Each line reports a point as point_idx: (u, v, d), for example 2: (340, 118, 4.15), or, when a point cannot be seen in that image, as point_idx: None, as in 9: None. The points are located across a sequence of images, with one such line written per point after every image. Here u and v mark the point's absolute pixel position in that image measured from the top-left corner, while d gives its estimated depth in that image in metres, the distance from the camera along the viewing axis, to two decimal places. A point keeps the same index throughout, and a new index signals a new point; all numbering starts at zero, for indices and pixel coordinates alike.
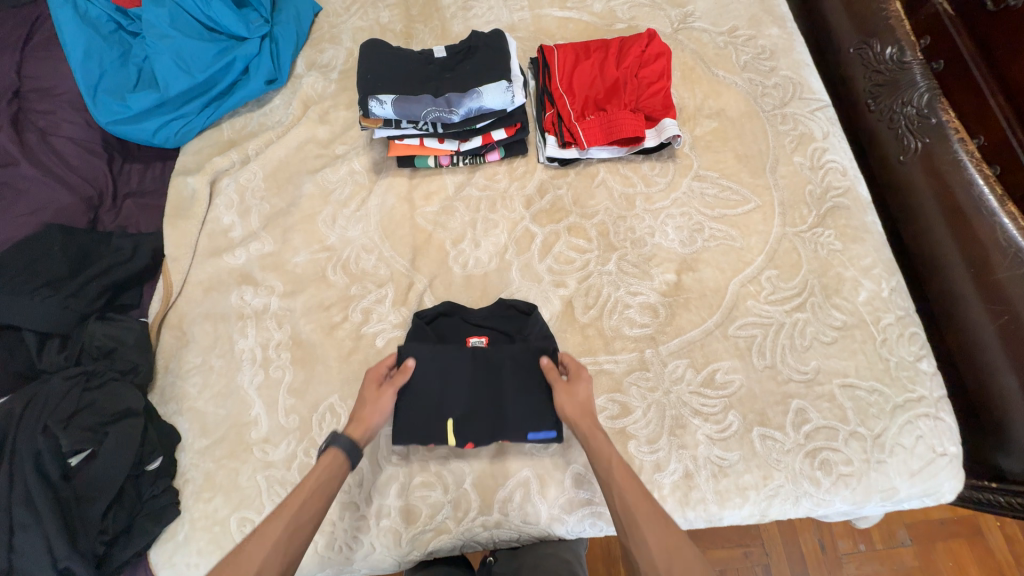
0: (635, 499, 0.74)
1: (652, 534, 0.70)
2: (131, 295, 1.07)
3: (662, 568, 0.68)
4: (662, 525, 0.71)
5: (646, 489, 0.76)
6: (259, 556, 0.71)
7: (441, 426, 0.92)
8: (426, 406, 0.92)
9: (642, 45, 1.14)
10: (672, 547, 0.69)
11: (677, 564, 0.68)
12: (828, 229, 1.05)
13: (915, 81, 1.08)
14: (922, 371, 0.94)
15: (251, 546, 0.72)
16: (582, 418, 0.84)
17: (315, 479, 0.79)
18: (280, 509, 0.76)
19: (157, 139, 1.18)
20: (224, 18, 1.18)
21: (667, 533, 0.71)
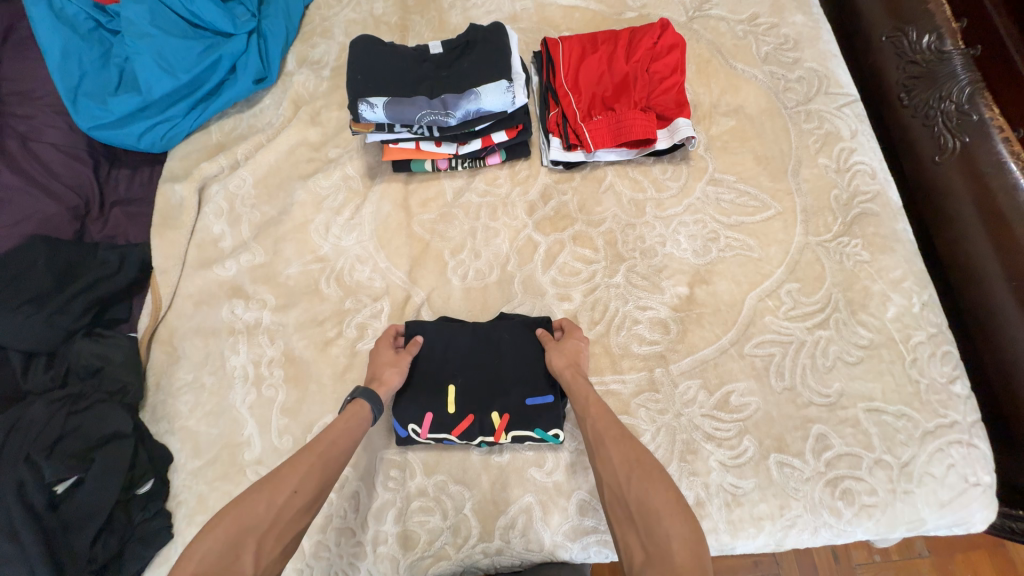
0: (603, 424, 0.75)
1: (617, 450, 0.70)
2: (120, 309, 1.04)
3: (624, 480, 0.66)
4: (628, 443, 0.71)
5: (618, 416, 0.76)
6: (294, 479, 0.69)
7: (440, 408, 0.89)
8: (425, 387, 0.91)
9: (654, 36, 1.05)
10: (634, 460, 0.68)
11: (638, 474, 0.66)
12: (855, 238, 0.97)
13: (955, 74, 0.99)
14: (956, 395, 0.87)
15: (286, 471, 0.70)
16: (572, 367, 0.85)
17: (339, 420, 0.78)
18: (311, 445, 0.74)
19: (143, 144, 1.13)
20: (208, 14, 1.12)
21: (631, 447, 0.70)
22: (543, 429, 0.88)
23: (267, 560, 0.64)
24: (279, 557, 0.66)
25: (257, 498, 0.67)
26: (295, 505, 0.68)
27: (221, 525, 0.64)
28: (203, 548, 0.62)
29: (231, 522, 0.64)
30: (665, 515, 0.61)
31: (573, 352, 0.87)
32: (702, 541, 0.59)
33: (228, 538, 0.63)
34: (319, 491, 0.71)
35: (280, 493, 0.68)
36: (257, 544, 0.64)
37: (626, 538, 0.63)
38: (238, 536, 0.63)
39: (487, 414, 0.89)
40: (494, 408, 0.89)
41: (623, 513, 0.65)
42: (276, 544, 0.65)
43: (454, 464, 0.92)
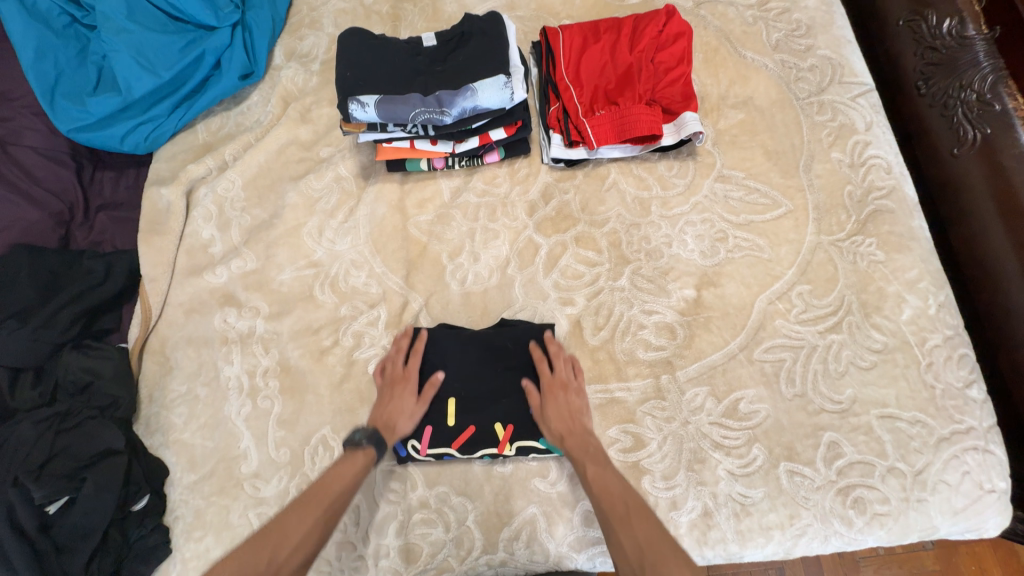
0: (607, 498, 0.74)
1: (627, 534, 0.70)
2: (109, 319, 1.01)
3: (638, 565, 0.67)
4: (637, 522, 0.71)
5: (624, 487, 0.76)
6: (296, 535, 0.72)
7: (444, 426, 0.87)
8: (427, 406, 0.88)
9: (659, 24, 1.00)
10: (645, 545, 0.68)
11: (652, 557, 0.67)
12: (870, 237, 0.93)
13: (976, 61, 0.94)
14: (972, 399, 0.84)
15: (288, 525, 0.73)
16: (571, 436, 0.82)
17: (336, 472, 0.79)
18: (312, 499, 0.76)
19: (126, 146, 1.08)
20: (189, 6, 1.07)
21: (640, 529, 0.70)
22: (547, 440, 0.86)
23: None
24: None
25: (259, 554, 0.70)
26: (293, 562, 0.70)
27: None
28: None
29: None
30: None
31: (569, 417, 0.84)
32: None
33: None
34: (315, 547, 0.72)
35: (281, 549, 0.71)
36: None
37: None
38: None
39: (490, 423, 0.87)
40: (499, 418, 0.87)
41: None
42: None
43: (456, 476, 0.89)
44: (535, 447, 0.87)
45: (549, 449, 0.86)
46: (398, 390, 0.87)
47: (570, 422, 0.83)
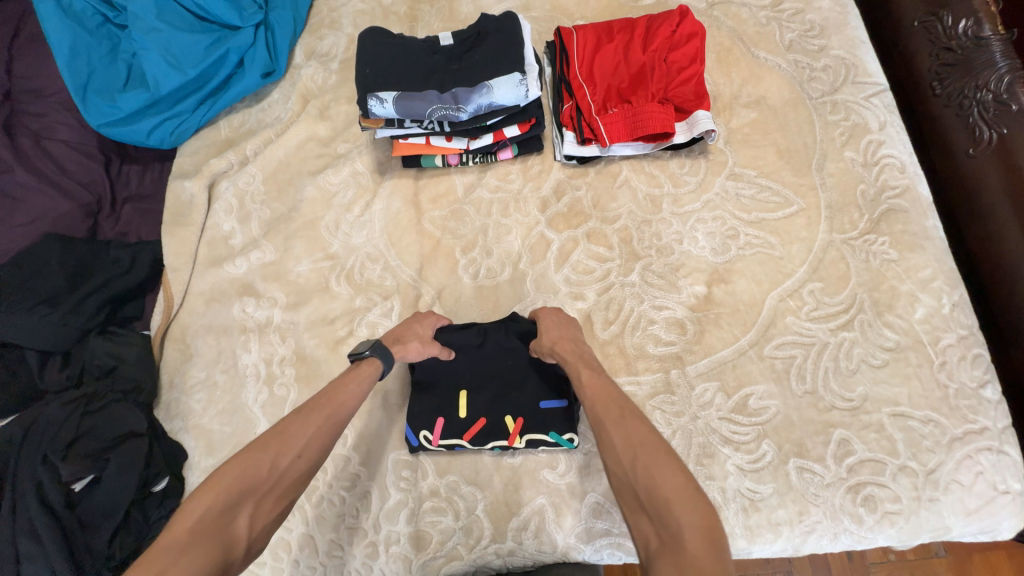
0: (599, 398, 0.69)
1: (618, 432, 0.64)
2: (133, 306, 1.04)
3: (628, 465, 0.61)
4: (630, 422, 0.64)
5: (617, 390, 0.70)
6: (302, 441, 0.67)
7: (455, 418, 0.89)
8: (438, 399, 0.90)
9: (673, 24, 1.01)
10: (636, 444, 0.61)
11: (643, 457, 0.60)
12: (882, 235, 0.93)
13: (993, 62, 0.94)
14: (986, 400, 0.84)
15: (290, 430, 0.68)
16: (562, 342, 0.80)
17: (343, 380, 0.75)
18: (317, 405, 0.71)
19: (152, 140, 1.12)
20: (215, 7, 1.11)
21: (632, 428, 0.63)
22: (557, 433, 0.87)
23: (261, 523, 0.63)
24: (271, 523, 0.64)
25: (262, 456, 0.65)
26: (298, 470, 0.66)
27: (221, 485, 0.61)
28: (199, 509, 0.59)
29: (232, 483, 0.62)
30: (675, 502, 0.55)
31: (562, 326, 0.84)
32: (717, 518, 0.54)
33: (229, 493, 0.61)
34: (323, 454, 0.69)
35: (285, 455, 0.65)
36: (254, 506, 0.62)
37: (641, 523, 0.57)
38: (239, 496, 0.62)
39: (500, 416, 0.89)
40: (508, 411, 0.89)
41: (631, 497, 0.59)
42: (273, 507, 0.64)
43: (467, 465, 0.91)
44: (545, 440, 0.88)
45: (558, 442, 0.87)
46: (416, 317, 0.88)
47: (563, 331, 0.83)
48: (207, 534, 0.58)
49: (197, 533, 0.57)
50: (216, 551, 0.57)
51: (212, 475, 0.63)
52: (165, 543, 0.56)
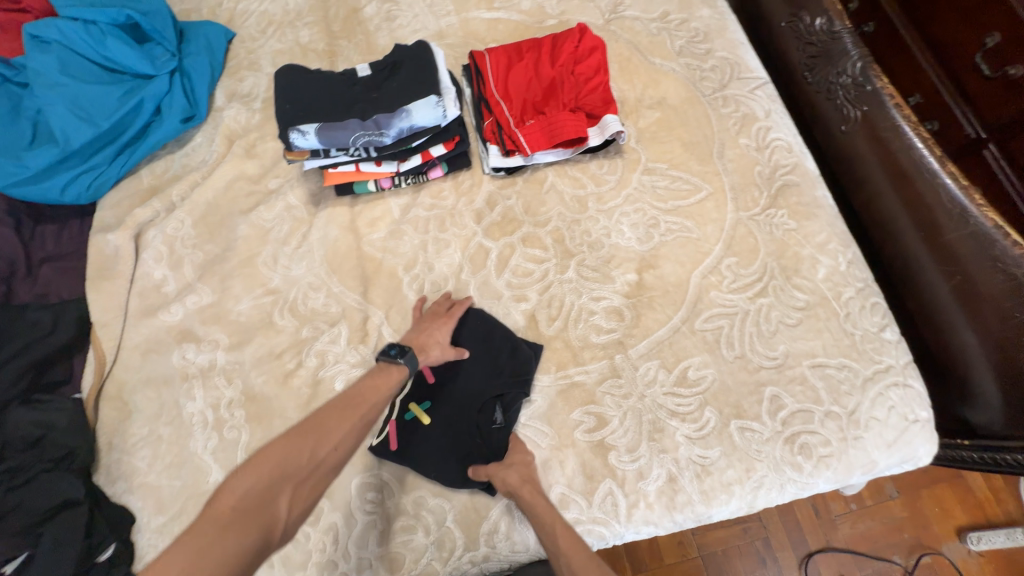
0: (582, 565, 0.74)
1: None
2: (61, 370, 0.98)
3: None
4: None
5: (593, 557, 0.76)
6: (337, 435, 0.73)
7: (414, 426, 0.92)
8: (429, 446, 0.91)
9: (575, 40, 1.10)
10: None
11: None
12: (781, 209, 1.04)
13: (847, 51, 1.09)
14: (887, 341, 0.94)
15: (328, 424, 0.74)
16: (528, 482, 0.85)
17: (372, 384, 0.80)
18: (349, 404, 0.77)
19: (68, 197, 1.08)
20: (124, 57, 1.10)
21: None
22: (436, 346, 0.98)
23: (299, 506, 0.69)
24: (308, 504, 0.70)
25: (298, 448, 0.70)
26: (330, 464, 0.72)
27: (255, 473, 0.67)
28: (240, 488, 0.66)
29: (274, 465, 0.68)
30: None
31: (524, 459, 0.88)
32: None
33: (271, 477, 0.67)
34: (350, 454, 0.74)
35: (322, 445, 0.71)
36: (293, 489, 0.68)
37: None
38: (276, 479, 0.68)
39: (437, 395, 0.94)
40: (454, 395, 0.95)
41: None
42: (309, 494, 0.70)
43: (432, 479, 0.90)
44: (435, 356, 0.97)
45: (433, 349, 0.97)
46: (437, 325, 0.93)
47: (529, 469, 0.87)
48: (254, 509, 0.64)
49: (228, 522, 0.62)
50: (264, 529, 0.63)
51: (253, 458, 0.69)
52: (220, 510, 0.64)
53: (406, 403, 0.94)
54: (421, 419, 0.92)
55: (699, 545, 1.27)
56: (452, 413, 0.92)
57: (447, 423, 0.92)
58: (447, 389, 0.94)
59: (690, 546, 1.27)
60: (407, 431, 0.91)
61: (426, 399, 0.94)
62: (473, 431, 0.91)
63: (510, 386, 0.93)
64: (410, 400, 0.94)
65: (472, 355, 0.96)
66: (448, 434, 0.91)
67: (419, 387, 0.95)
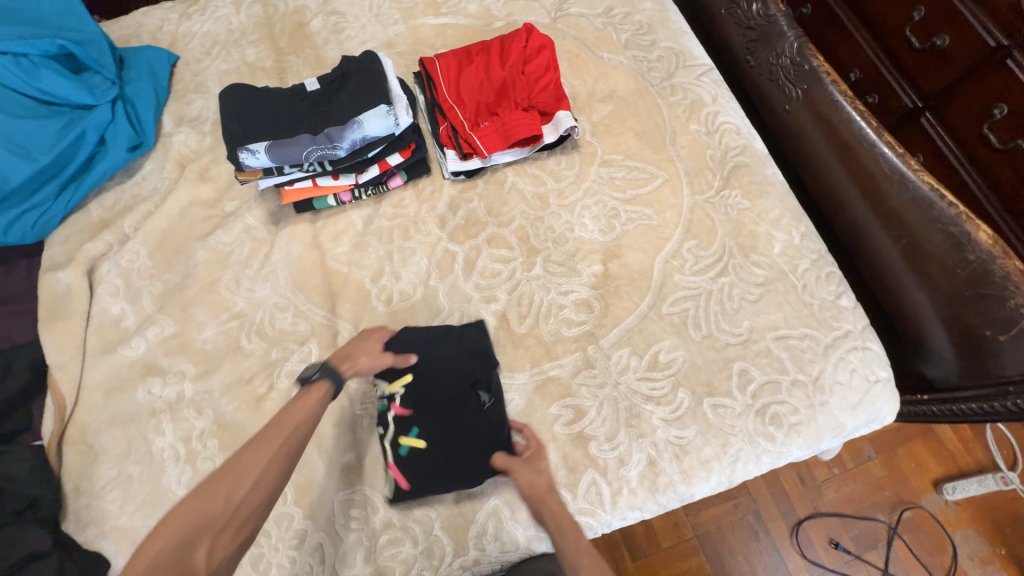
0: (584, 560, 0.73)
1: None
2: (18, 419, 0.95)
3: None
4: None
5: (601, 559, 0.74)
6: (253, 473, 0.66)
7: (415, 461, 0.87)
8: (440, 469, 0.86)
9: (522, 41, 1.11)
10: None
11: None
12: (734, 189, 1.07)
13: (783, 33, 1.13)
14: (844, 307, 0.98)
15: (242, 466, 0.66)
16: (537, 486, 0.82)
17: (290, 408, 0.73)
18: (265, 437, 0.69)
19: (12, 237, 1.05)
20: (60, 89, 1.07)
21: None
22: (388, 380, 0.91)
23: (223, 555, 0.62)
24: (234, 553, 0.63)
25: (214, 494, 0.63)
26: (251, 504, 0.64)
27: (169, 531, 0.61)
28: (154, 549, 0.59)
29: (186, 520, 0.62)
30: None
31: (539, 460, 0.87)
32: None
33: (184, 533, 0.61)
34: (272, 491, 0.67)
35: (237, 489, 0.64)
36: (213, 540, 0.61)
37: None
38: (193, 534, 0.61)
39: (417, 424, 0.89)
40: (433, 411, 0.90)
41: None
42: (232, 540, 0.63)
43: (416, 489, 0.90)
44: (393, 390, 0.90)
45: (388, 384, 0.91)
46: (365, 336, 0.85)
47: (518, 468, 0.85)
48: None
49: None
50: None
51: (166, 516, 0.62)
52: None
53: (395, 441, 0.88)
54: (417, 446, 0.87)
55: (694, 525, 1.30)
56: (445, 423, 0.88)
57: (447, 434, 0.88)
58: (424, 408, 0.89)
59: (686, 527, 1.30)
60: (414, 464, 0.86)
61: (413, 426, 0.88)
62: (474, 424, 0.89)
63: (481, 369, 0.94)
64: (397, 436, 0.88)
65: (430, 364, 0.92)
66: (452, 443, 0.87)
67: (399, 423, 0.89)
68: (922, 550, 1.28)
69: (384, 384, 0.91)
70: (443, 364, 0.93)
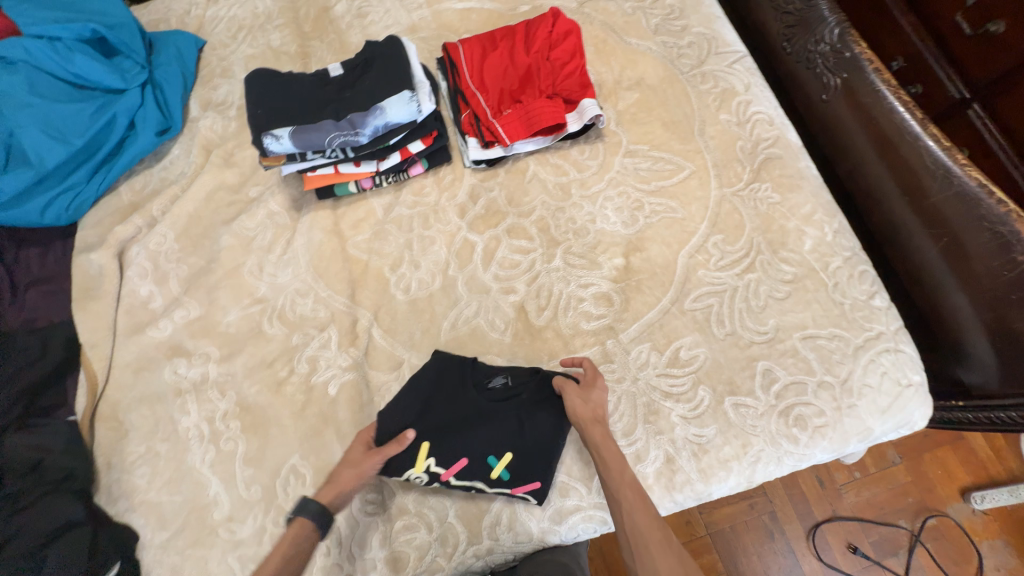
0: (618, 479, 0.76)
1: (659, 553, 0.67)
2: (53, 394, 0.98)
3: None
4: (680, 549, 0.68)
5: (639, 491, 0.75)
6: None
7: (513, 468, 0.85)
8: (536, 451, 0.85)
9: (548, 26, 1.09)
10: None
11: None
12: (765, 182, 1.03)
13: (823, 17, 1.06)
14: (877, 308, 0.94)
15: None
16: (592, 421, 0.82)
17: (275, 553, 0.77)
18: None
19: (47, 219, 1.08)
20: (92, 72, 1.09)
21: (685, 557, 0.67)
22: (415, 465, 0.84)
23: None
24: None
25: None
26: None
27: None
28: None
29: None
30: None
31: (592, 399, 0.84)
32: None
33: None
34: None
35: None
36: None
37: None
38: None
39: (473, 448, 0.84)
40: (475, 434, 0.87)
41: None
42: None
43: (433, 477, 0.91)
44: (428, 466, 0.84)
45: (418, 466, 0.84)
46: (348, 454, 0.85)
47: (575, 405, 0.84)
48: None
49: None
50: None
51: None
52: None
53: (491, 479, 0.84)
54: (501, 459, 0.84)
55: (707, 523, 1.29)
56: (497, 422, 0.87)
57: (513, 420, 0.87)
58: (467, 440, 0.85)
59: (698, 524, 1.28)
60: (524, 468, 0.85)
61: (484, 457, 0.84)
62: (517, 394, 0.89)
63: (468, 374, 0.92)
64: (486, 475, 0.84)
65: (425, 417, 0.88)
66: (515, 434, 0.86)
67: (472, 472, 0.84)
68: (946, 559, 1.24)
69: (415, 473, 0.84)
70: (444, 405, 0.89)
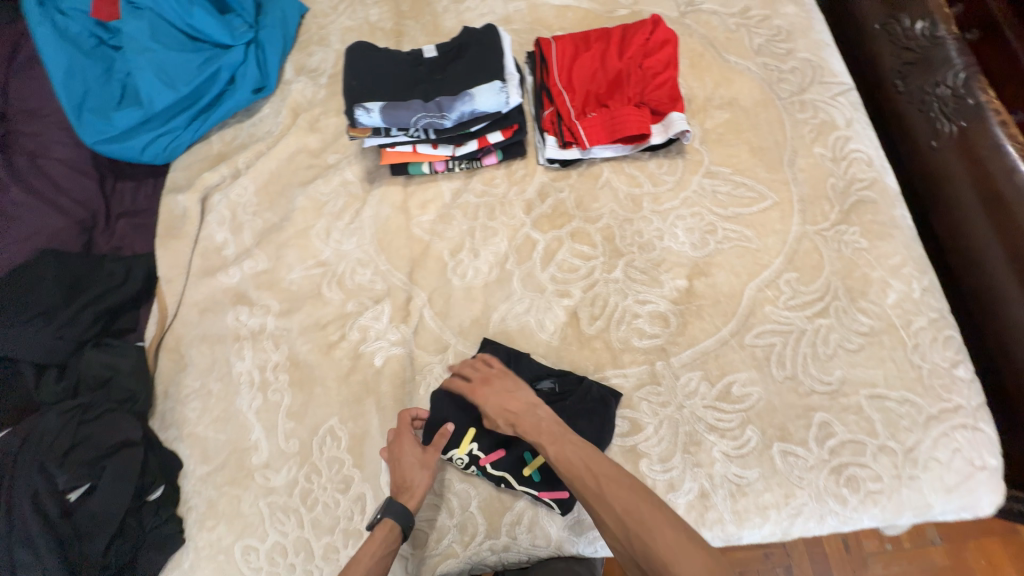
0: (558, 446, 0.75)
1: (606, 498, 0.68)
2: (127, 319, 1.06)
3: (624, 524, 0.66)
4: (611, 493, 0.68)
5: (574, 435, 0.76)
6: None
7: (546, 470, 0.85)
8: None
9: (646, 33, 1.06)
10: (624, 514, 0.66)
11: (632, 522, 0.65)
12: (853, 226, 0.97)
13: (949, 58, 1.00)
14: (959, 379, 0.87)
15: None
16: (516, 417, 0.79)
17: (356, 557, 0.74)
18: None
19: (146, 156, 1.15)
20: (206, 26, 1.16)
21: (615, 499, 0.67)
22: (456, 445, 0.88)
23: None
24: None
25: None
26: None
27: None
28: None
29: None
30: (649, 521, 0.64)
31: (509, 398, 0.81)
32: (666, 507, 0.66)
33: None
34: None
35: None
36: None
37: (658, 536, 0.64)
38: None
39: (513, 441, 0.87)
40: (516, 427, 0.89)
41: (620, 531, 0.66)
42: None
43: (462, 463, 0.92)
44: (467, 450, 0.88)
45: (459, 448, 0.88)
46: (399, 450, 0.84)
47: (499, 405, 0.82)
48: None
49: None
50: None
51: None
52: None
53: (522, 476, 0.86)
54: (536, 459, 0.86)
55: None
56: None
57: None
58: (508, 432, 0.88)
59: None
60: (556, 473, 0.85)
61: (522, 452, 0.86)
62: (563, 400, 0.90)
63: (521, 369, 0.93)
64: (518, 471, 0.86)
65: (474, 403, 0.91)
66: None
67: (508, 465, 0.87)
68: None
69: (457, 453, 0.88)
70: None
